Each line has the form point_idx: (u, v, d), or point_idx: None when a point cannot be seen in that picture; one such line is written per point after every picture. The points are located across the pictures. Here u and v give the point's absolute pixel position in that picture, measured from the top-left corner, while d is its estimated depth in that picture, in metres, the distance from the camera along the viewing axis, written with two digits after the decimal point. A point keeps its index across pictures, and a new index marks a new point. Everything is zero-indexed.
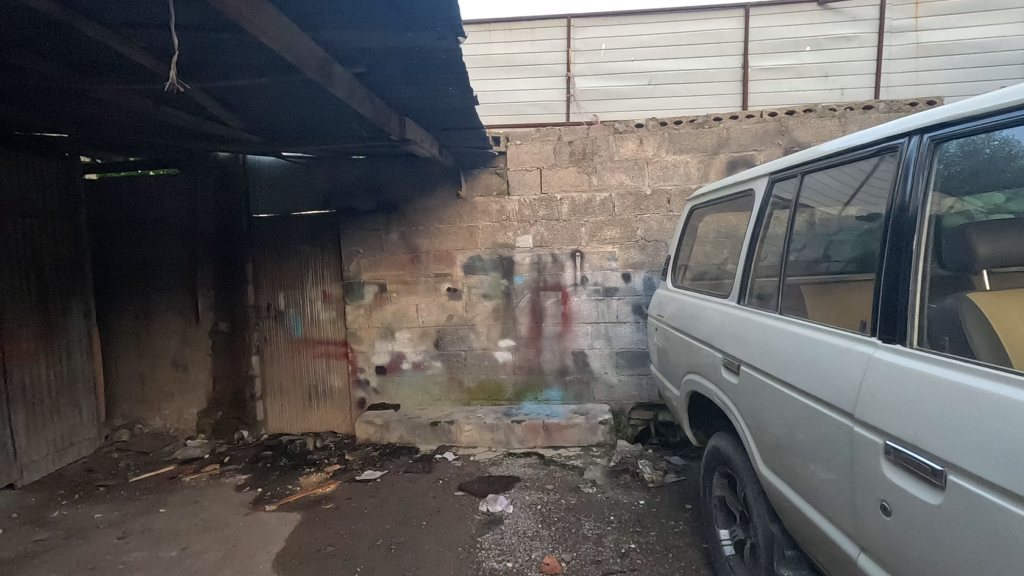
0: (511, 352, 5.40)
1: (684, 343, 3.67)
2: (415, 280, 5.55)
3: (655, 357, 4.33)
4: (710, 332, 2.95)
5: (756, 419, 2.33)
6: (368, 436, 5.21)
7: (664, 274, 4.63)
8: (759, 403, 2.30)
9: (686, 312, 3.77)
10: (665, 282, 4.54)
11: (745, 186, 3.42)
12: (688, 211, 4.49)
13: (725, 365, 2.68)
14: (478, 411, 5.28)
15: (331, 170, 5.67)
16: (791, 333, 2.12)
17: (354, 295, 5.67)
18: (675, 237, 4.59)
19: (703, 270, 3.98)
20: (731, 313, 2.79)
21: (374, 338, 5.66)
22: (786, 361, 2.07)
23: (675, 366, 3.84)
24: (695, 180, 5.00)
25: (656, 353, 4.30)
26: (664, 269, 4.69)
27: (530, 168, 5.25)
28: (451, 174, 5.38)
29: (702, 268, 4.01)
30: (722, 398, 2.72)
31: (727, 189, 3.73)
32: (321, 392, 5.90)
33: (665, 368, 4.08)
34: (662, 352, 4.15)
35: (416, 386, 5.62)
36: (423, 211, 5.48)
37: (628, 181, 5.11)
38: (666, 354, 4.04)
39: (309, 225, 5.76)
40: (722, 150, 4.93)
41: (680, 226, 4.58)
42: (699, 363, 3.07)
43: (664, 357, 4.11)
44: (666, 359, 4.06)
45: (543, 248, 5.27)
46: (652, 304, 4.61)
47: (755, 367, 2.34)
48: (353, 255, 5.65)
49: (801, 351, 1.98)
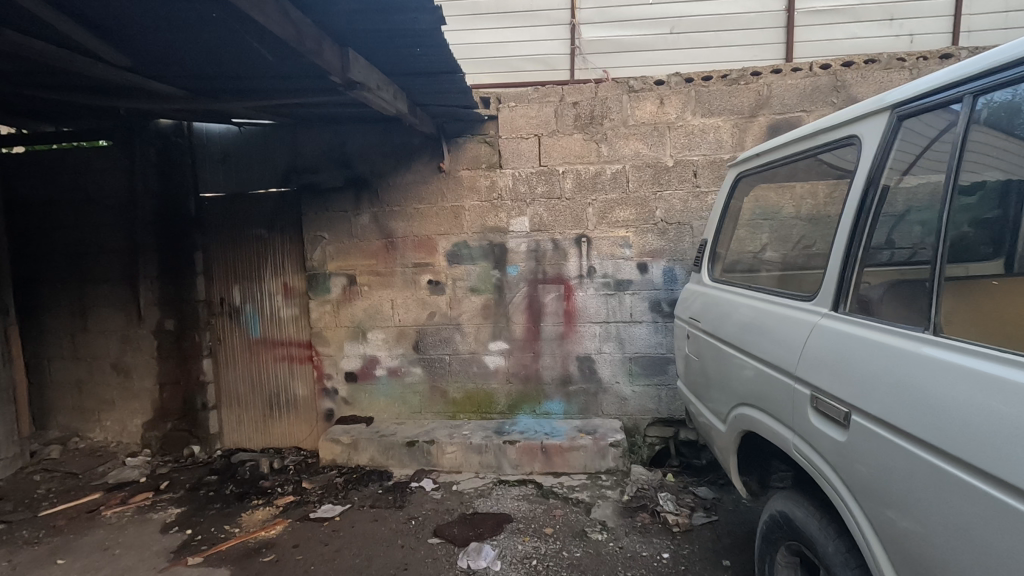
0: (504, 357, 4.53)
1: (718, 356, 2.79)
2: (391, 270, 4.67)
3: (686, 370, 3.39)
4: (773, 349, 2.08)
5: (882, 501, 1.50)
6: (334, 457, 4.39)
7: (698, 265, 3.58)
8: (893, 480, 1.45)
9: (719, 312, 2.89)
10: (700, 274, 3.50)
11: (804, 152, 2.52)
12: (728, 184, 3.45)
13: (814, 407, 1.80)
14: (463, 428, 4.43)
15: (291, 141, 4.79)
16: (973, 377, 1.25)
17: (318, 290, 4.81)
18: (710, 219, 3.56)
19: (735, 259, 3.16)
20: (814, 325, 1.90)
21: (343, 339, 4.80)
22: (974, 432, 1.21)
23: (707, 383, 2.98)
24: (727, 149, 4.08)
25: (687, 364, 3.36)
26: (696, 258, 3.68)
27: (526, 135, 4.35)
28: (432, 142, 4.49)
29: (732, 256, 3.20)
30: (800, 449, 1.87)
31: (775, 161, 2.82)
32: (283, 401, 5.07)
33: (696, 387, 3.20)
34: (691, 363, 3.28)
35: (393, 396, 4.77)
36: (400, 188, 4.59)
37: (645, 150, 4.19)
38: (698, 368, 3.16)
39: (267, 207, 4.90)
40: (762, 111, 4.01)
41: (718, 206, 3.48)
42: (754, 388, 2.20)
43: (695, 372, 3.22)
44: (697, 374, 3.17)
45: (541, 232, 4.39)
46: (679, 304, 3.63)
47: (888, 425, 1.47)
48: (317, 241, 4.78)
49: (1020, 419, 1.12)
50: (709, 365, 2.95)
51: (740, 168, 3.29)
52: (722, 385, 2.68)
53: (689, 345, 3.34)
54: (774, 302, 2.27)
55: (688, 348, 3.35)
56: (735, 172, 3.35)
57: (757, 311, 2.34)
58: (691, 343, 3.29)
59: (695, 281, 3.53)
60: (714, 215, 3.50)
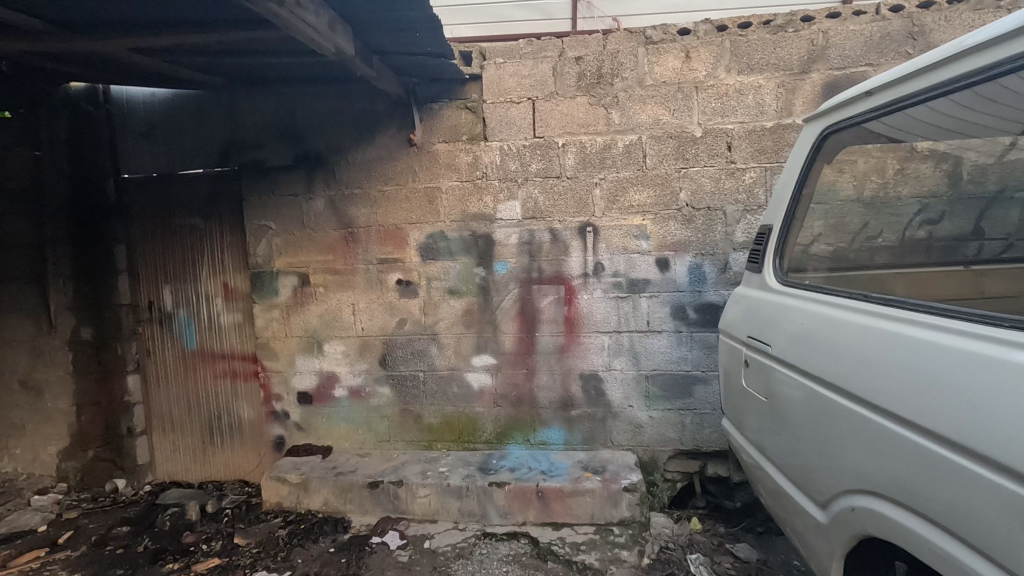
0: (490, 374, 3.69)
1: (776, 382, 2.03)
2: (352, 268, 3.80)
3: (725, 385, 2.55)
4: (912, 399, 1.37)
5: None
6: (279, 500, 3.54)
7: (760, 257, 2.57)
8: None
9: (775, 325, 2.12)
10: (765, 267, 2.49)
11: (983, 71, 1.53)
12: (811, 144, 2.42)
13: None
14: (440, 463, 3.59)
15: (229, 109, 3.89)
16: None
17: (264, 292, 3.94)
18: (774, 198, 2.60)
19: (795, 257, 2.39)
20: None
21: (295, 352, 3.94)
22: None
23: (752, 416, 2.24)
24: (771, 114, 3.24)
25: (727, 377, 2.53)
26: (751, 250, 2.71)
27: (517, 99, 3.49)
28: (399, 108, 3.62)
29: (794, 254, 2.39)
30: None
31: (906, 98, 1.84)
32: (225, 426, 4.20)
33: (733, 415, 2.45)
34: (729, 380, 2.50)
35: (356, 421, 3.91)
36: (361, 166, 3.72)
37: (667, 117, 3.34)
38: (735, 390, 2.42)
39: (202, 190, 4.01)
40: (817, 65, 3.17)
41: (788, 173, 2.53)
42: (870, 447, 1.51)
43: (732, 393, 2.46)
44: (735, 398, 2.42)
45: (535, 220, 3.54)
46: (724, 315, 2.68)
47: None
48: (261, 232, 3.90)
49: None
50: (754, 392, 2.21)
51: (836, 118, 2.25)
52: (786, 429, 1.95)
53: (727, 358, 2.54)
54: (890, 321, 1.57)
55: (726, 361, 2.55)
56: (824, 124, 2.32)
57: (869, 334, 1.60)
58: (729, 355, 2.52)
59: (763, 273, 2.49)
60: (791, 187, 2.47)
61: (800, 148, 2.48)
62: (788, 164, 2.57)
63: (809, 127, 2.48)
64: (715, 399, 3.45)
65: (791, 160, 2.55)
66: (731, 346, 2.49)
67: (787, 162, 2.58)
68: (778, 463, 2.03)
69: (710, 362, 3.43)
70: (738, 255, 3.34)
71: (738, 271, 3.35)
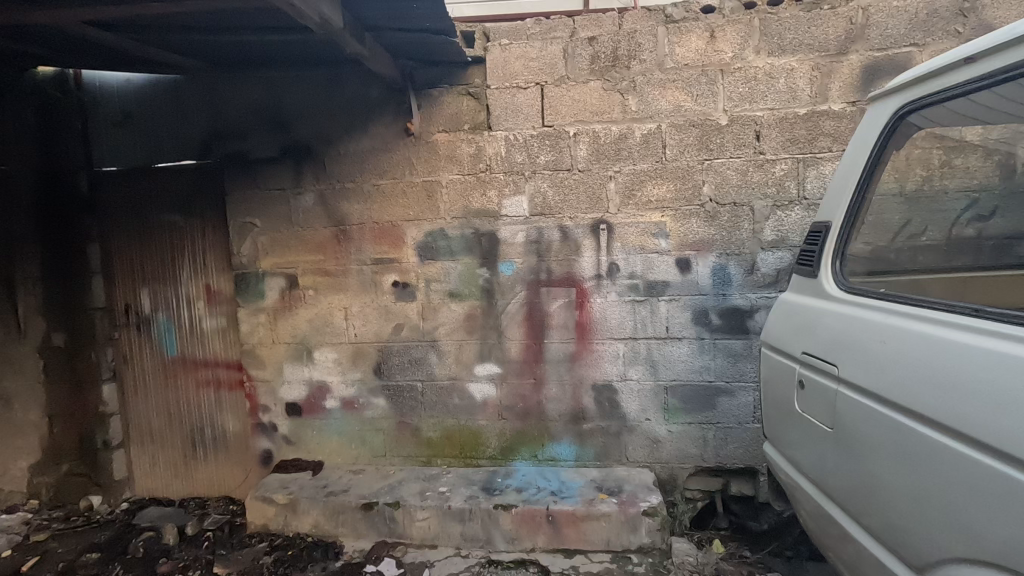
0: (494, 385, 3.39)
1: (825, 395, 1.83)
2: (344, 269, 3.50)
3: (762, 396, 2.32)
4: (1004, 420, 1.19)
5: None
6: (265, 522, 3.25)
7: (815, 260, 2.14)
8: None
9: (827, 337, 1.85)
10: (823, 269, 2.07)
11: None
12: (883, 125, 1.98)
13: None
14: (440, 481, 3.29)
15: (210, 95, 3.58)
16: None
17: (249, 294, 3.63)
18: (832, 187, 2.17)
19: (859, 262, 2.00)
20: None
21: (282, 360, 3.63)
22: None
23: (797, 435, 2.01)
24: (804, 99, 2.94)
25: (764, 388, 2.29)
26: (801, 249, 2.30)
27: (525, 85, 3.19)
28: (395, 95, 3.32)
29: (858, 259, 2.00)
30: None
31: None
32: (208, 438, 3.89)
33: (772, 430, 2.22)
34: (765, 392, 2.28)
35: (349, 435, 3.62)
36: (354, 158, 3.42)
37: (689, 103, 3.05)
38: (775, 404, 2.18)
39: (183, 185, 3.70)
40: (856, 45, 2.87)
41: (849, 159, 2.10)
42: (949, 475, 1.33)
43: (771, 407, 2.23)
44: (774, 412, 2.19)
45: (544, 217, 3.25)
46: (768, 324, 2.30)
47: None
48: (246, 230, 3.59)
49: None
50: (802, 410, 1.97)
51: (922, 93, 1.80)
52: (844, 453, 1.73)
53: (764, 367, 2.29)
54: (967, 330, 1.38)
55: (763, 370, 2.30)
56: (902, 101, 1.88)
57: (955, 352, 1.37)
58: (766, 365, 2.27)
59: (820, 277, 2.07)
60: (855, 176, 2.03)
61: (867, 130, 2.04)
62: (848, 150, 2.13)
63: (879, 102, 2.03)
64: (739, 412, 3.17)
65: (853, 145, 2.12)
66: (770, 356, 2.24)
67: (847, 148, 2.14)
68: (831, 490, 1.82)
69: (735, 372, 3.15)
70: (767, 255, 3.05)
71: (767, 272, 3.06)
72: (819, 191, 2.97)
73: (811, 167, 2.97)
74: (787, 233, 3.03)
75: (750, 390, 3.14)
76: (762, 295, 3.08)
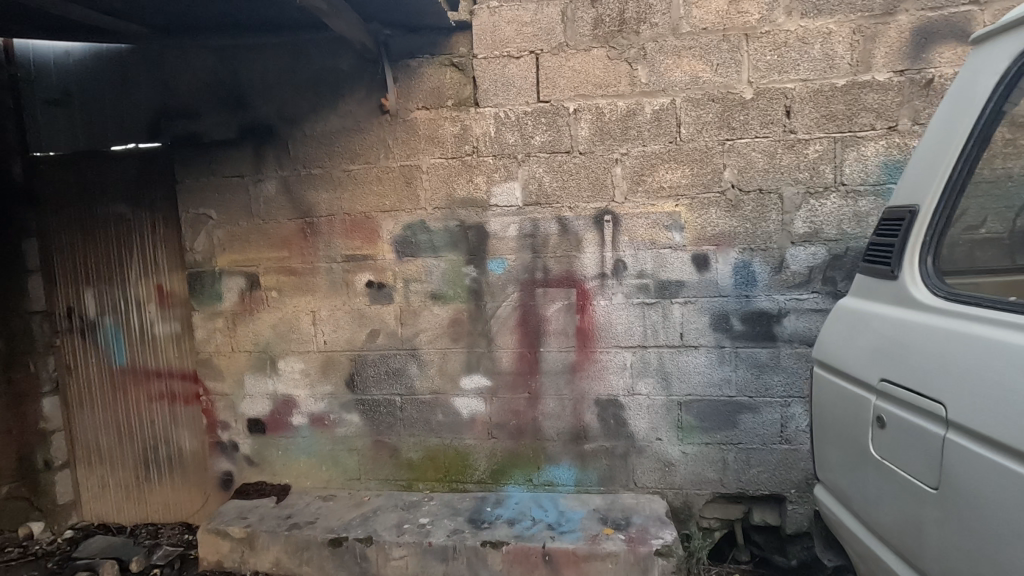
0: (483, 399, 2.97)
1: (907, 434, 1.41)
2: (311, 267, 3.07)
3: (816, 427, 1.89)
4: None
5: None
6: (219, 559, 2.83)
7: (895, 255, 1.67)
8: None
9: (905, 356, 1.44)
10: (907, 267, 1.60)
11: None
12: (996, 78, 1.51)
13: None
14: (421, 511, 2.87)
15: (158, 68, 3.10)
16: None
17: (205, 296, 3.19)
18: (918, 162, 1.72)
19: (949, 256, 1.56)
20: None
21: (243, 370, 3.20)
22: None
23: (864, 482, 1.59)
24: (843, 68, 2.52)
25: (818, 418, 1.86)
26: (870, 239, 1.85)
27: (517, 54, 2.76)
28: (369, 67, 2.88)
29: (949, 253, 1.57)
30: None
31: None
32: (162, 458, 3.46)
33: (829, 470, 1.79)
34: (820, 417, 1.85)
35: (319, 455, 3.19)
36: (322, 139, 2.97)
37: (708, 74, 2.62)
38: (834, 438, 1.75)
39: (129, 171, 3.24)
40: (905, 4, 2.45)
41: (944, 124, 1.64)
42: None
43: (828, 442, 1.80)
44: (832, 445, 1.76)
45: (539, 207, 2.82)
46: (826, 334, 1.87)
47: None
48: (200, 223, 3.15)
49: None
50: (870, 449, 1.55)
51: None
52: (934, 514, 1.30)
53: (818, 392, 1.87)
54: None
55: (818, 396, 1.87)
56: None
57: None
58: (821, 389, 1.84)
59: (903, 276, 1.60)
60: (954, 146, 1.57)
61: (968, 88, 1.59)
62: (935, 119, 1.70)
63: (992, 49, 1.56)
64: (763, 431, 2.76)
65: (942, 112, 1.69)
66: (826, 378, 1.82)
67: (942, 110, 1.68)
68: (910, 557, 1.39)
69: (759, 385, 2.73)
70: (798, 251, 2.63)
71: (797, 270, 2.64)
72: (859, 175, 2.55)
73: (851, 147, 2.55)
74: (822, 225, 2.61)
75: (776, 407, 2.73)
76: (792, 296, 2.66)
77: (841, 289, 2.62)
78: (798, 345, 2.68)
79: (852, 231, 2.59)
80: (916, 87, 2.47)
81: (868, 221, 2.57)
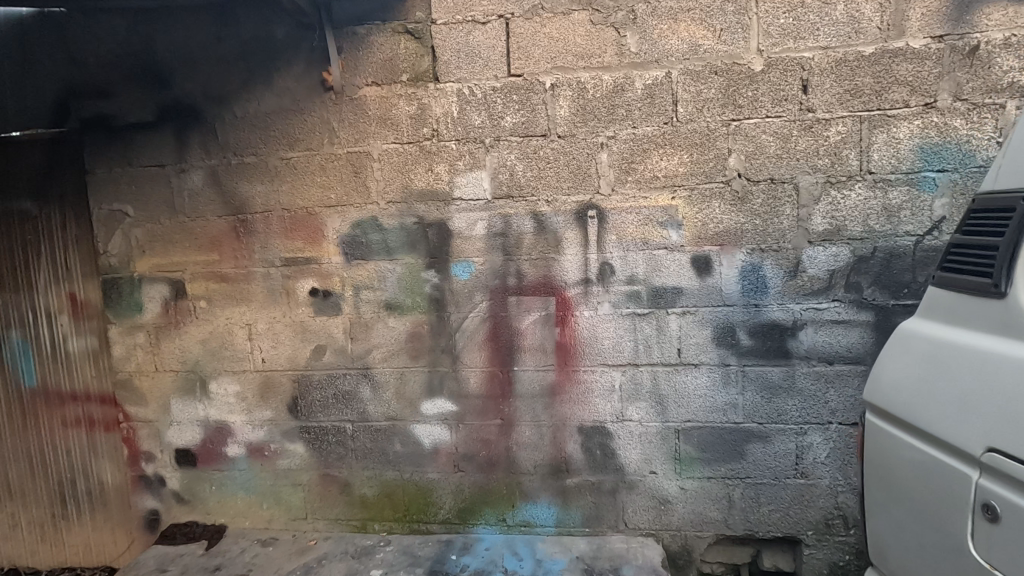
0: (448, 427, 2.53)
1: None
2: (245, 273, 2.61)
3: (871, 488, 1.50)
4: None
5: None
6: None
7: (996, 264, 1.29)
8: None
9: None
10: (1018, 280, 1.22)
11: None
12: None
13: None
14: (374, 560, 2.44)
15: (61, 36, 2.61)
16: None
17: (122, 308, 2.73)
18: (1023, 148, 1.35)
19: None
20: None
21: (169, 394, 2.74)
22: None
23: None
24: (871, 33, 2.11)
25: (876, 479, 1.47)
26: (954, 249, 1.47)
27: (484, 18, 2.32)
28: (309, 36, 2.43)
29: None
30: None
31: None
32: (81, 494, 2.94)
33: (895, 550, 1.40)
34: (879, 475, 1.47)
35: (258, 492, 2.73)
36: (255, 123, 2.52)
37: (710, 41, 2.20)
38: (904, 512, 1.37)
39: (30, 160, 2.73)
40: None
41: None
42: None
43: (892, 514, 1.42)
44: (900, 517, 1.38)
45: (511, 201, 2.39)
46: (889, 368, 1.48)
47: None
48: (115, 222, 2.68)
49: None
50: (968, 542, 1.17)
51: None
52: None
53: (877, 447, 1.48)
54: None
55: (875, 450, 1.48)
56: None
57: None
58: (883, 445, 1.45)
59: (1013, 293, 1.21)
60: None
61: None
62: None
63: None
64: (776, 463, 2.34)
65: None
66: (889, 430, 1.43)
67: None
68: None
69: (771, 410, 2.32)
70: (816, 251, 2.22)
71: (816, 274, 2.23)
72: (889, 162, 2.14)
73: (879, 129, 2.14)
74: (845, 222, 2.19)
75: (791, 435, 2.32)
76: (809, 305, 2.25)
77: (868, 296, 2.21)
78: (817, 363, 2.27)
79: (880, 228, 2.18)
80: (958, 55, 2.07)
81: (899, 216, 2.16)
